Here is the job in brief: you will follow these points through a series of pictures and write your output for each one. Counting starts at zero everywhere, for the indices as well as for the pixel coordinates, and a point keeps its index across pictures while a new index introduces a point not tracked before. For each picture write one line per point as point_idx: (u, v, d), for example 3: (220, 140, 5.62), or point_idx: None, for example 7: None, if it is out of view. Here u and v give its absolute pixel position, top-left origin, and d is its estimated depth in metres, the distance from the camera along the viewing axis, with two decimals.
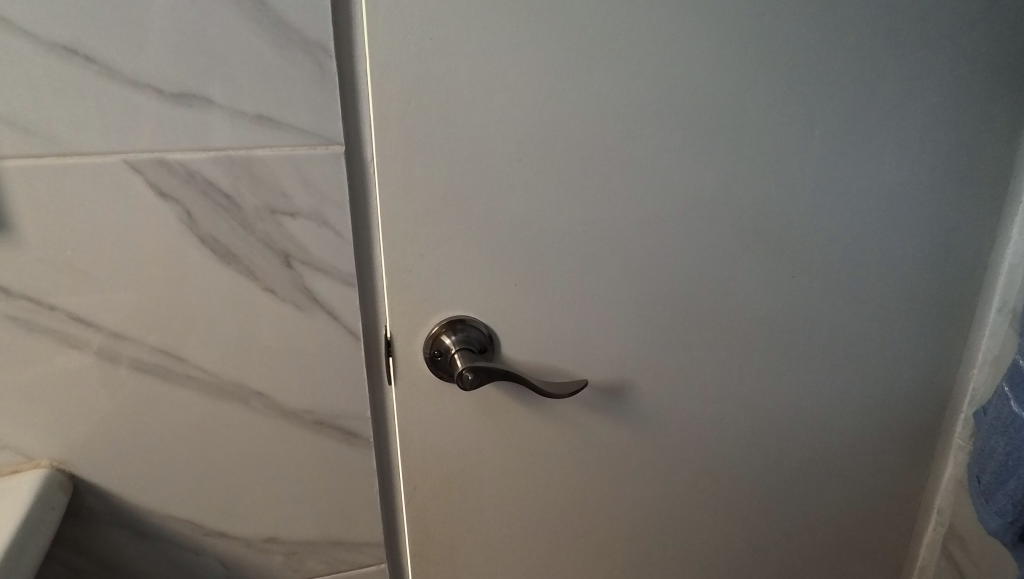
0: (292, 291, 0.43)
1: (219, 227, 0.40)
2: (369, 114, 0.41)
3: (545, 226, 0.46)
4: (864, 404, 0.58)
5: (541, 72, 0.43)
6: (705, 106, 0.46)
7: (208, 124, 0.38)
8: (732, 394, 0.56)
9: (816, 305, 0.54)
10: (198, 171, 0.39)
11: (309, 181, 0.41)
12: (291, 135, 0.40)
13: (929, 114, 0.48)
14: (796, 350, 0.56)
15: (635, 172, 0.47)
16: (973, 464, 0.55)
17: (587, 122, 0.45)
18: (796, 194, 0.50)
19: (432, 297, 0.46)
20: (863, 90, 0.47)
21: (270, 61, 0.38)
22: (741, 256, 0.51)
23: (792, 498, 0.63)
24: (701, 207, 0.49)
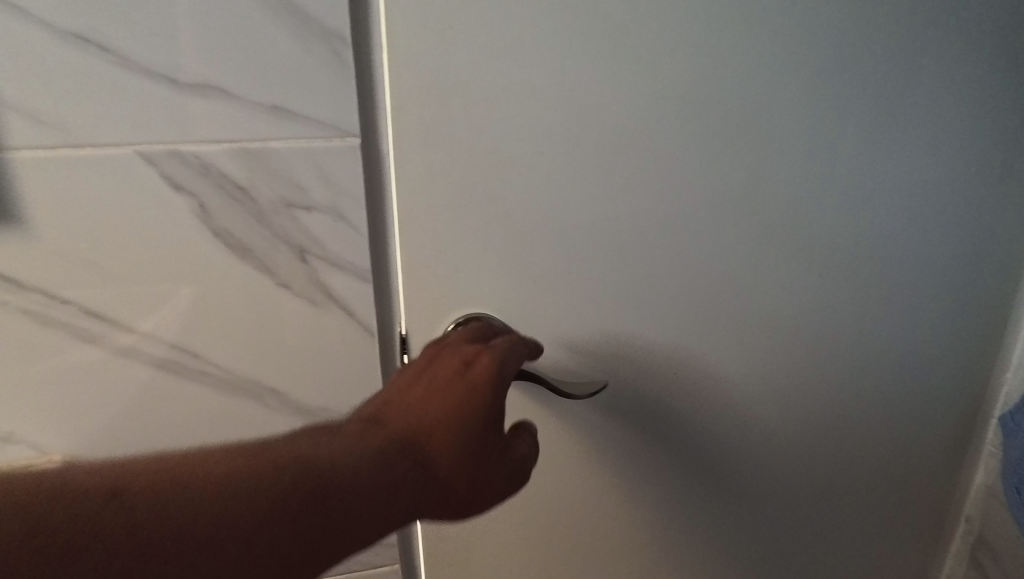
0: (307, 285, 0.45)
1: (234, 220, 0.42)
2: (387, 105, 0.42)
3: (561, 225, 0.46)
4: (893, 404, 0.57)
5: (560, 71, 0.42)
6: (731, 98, 0.44)
7: (226, 115, 0.40)
8: (754, 396, 0.56)
9: (846, 305, 0.52)
10: (213, 162, 0.41)
11: (324, 173, 0.42)
12: (308, 125, 0.41)
13: (967, 108, 0.46)
14: (825, 352, 0.54)
15: (655, 171, 0.46)
16: (1010, 471, 0.52)
17: (606, 115, 0.44)
18: (826, 191, 0.48)
19: (449, 295, 0.47)
20: (904, 81, 0.45)
21: (287, 50, 0.39)
22: (763, 255, 0.50)
23: (815, 503, 0.62)
24: (722, 207, 0.47)
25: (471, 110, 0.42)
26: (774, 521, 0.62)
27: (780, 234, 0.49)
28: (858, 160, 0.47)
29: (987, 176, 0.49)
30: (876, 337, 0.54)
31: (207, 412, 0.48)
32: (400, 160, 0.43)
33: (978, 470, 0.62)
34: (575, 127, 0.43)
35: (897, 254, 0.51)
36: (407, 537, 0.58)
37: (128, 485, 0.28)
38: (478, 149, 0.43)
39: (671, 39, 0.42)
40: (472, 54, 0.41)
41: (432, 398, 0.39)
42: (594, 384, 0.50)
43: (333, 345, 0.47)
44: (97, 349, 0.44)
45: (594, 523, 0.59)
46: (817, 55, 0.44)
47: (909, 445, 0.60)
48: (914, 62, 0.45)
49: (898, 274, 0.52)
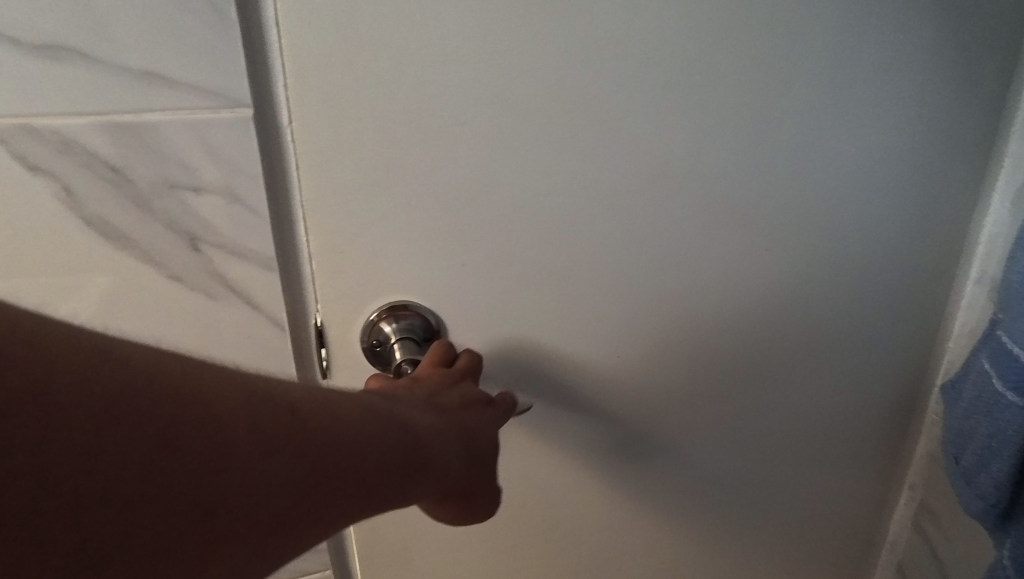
0: (203, 276, 0.40)
1: (110, 206, 0.37)
2: (282, 72, 0.36)
3: (487, 203, 0.42)
4: (838, 381, 0.56)
5: (481, 29, 0.37)
6: (668, 61, 0.41)
7: (88, 83, 0.34)
8: (698, 378, 0.54)
9: (791, 282, 0.51)
10: (77, 140, 0.35)
11: (213, 150, 0.37)
12: (189, 95, 0.35)
13: (914, 72, 0.44)
14: (769, 330, 0.53)
15: (588, 141, 0.42)
16: (951, 444, 0.52)
17: (532, 82, 0.39)
18: (769, 162, 0.45)
19: (368, 281, 0.43)
20: (852, 42, 0.42)
21: (156, 5, 0.33)
22: (706, 231, 0.47)
23: (763, 484, 0.61)
24: (661, 180, 0.44)
25: (381, 76, 0.37)
26: (723, 503, 0.61)
27: (722, 208, 0.46)
28: (802, 128, 0.45)
29: (933, 143, 0.47)
30: (820, 312, 0.53)
31: None
32: (302, 134, 0.38)
33: (920, 442, 0.62)
34: (500, 92, 0.39)
35: (841, 229, 0.49)
36: (339, 542, 0.54)
37: (240, 399, 0.24)
38: (391, 120, 0.38)
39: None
40: (379, 11, 0.36)
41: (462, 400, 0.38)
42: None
43: (239, 341, 0.43)
44: None
45: (539, 516, 0.57)
46: (760, 13, 0.40)
47: (853, 420, 0.59)
48: (867, 21, 0.42)
49: (843, 247, 0.50)
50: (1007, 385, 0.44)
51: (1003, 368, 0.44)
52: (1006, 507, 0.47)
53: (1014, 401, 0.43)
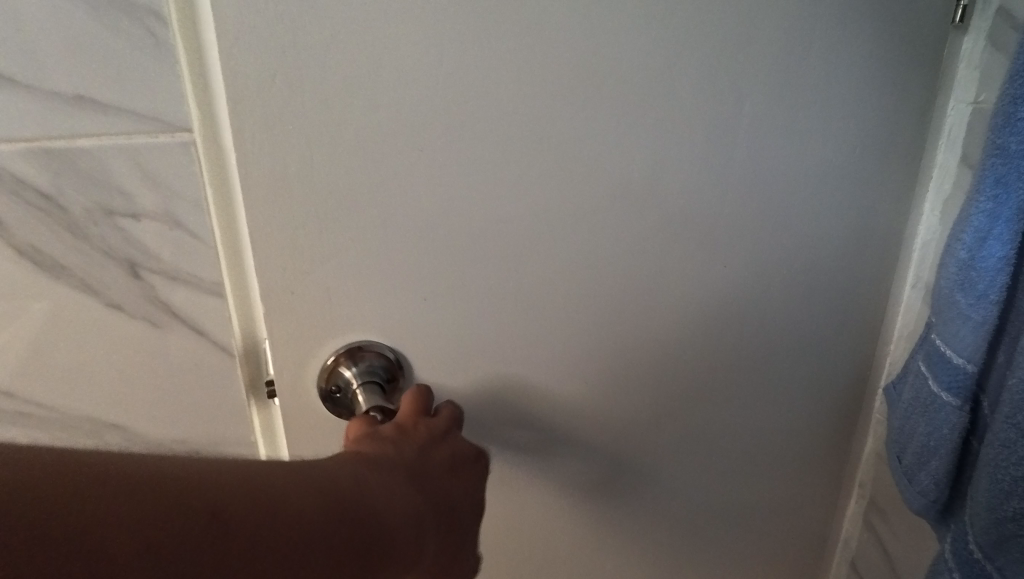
0: (144, 305, 0.39)
1: (43, 235, 0.36)
2: (223, 96, 0.36)
3: (446, 228, 0.42)
4: (792, 389, 0.58)
5: (430, 52, 0.37)
6: (618, 87, 0.41)
7: (17, 109, 0.33)
8: (659, 392, 0.55)
9: (743, 296, 0.52)
10: (8, 168, 0.34)
11: (152, 175, 0.36)
12: (126, 120, 0.35)
13: (848, 94, 0.46)
14: (725, 342, 0.54)
15: (541, 161, 0.42)
16: (892, 443, 0.54)
17: (485, 108, 0.40)
18: (717, 181, 0.47)
19: (324, 322, 0.42)
20: (789, 66, 0.44)
21: (87, 30, 0.33)
22: (662, 249, 0.48)
23: (726, 491, 0.62)
24: (616, 202, 0.45)
25: (330, 103, 0.37)
26: (688, 511, 0.63)
27: (676, 227, 0.48)
28: (747, 147, 0.46)
29: (869, 157, 0.49)
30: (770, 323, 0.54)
31: None
32: (247, 165, 0.37)
33: (867, 443, 0.64)
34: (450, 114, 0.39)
35: (789, 243, 0.51)
36: None
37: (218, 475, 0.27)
38: (342, 145, 0.38)
39: (551, 16, 0.38)
40: (324, 34, 0.35)
41: (441, 457, 0.41)
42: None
43: (186, 371, 0.41)
44: None
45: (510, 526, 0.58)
46: (703, 39, 0.42)
47: (804, 423, 0.61)
48: (802, 44, 0.43)
49: (789, 259, 0.52)
50: (941, 386, 0.46)
51: (936, 370, 0.46)
52: (944, 501, 0.50)
53: (950, 402, 0.45)
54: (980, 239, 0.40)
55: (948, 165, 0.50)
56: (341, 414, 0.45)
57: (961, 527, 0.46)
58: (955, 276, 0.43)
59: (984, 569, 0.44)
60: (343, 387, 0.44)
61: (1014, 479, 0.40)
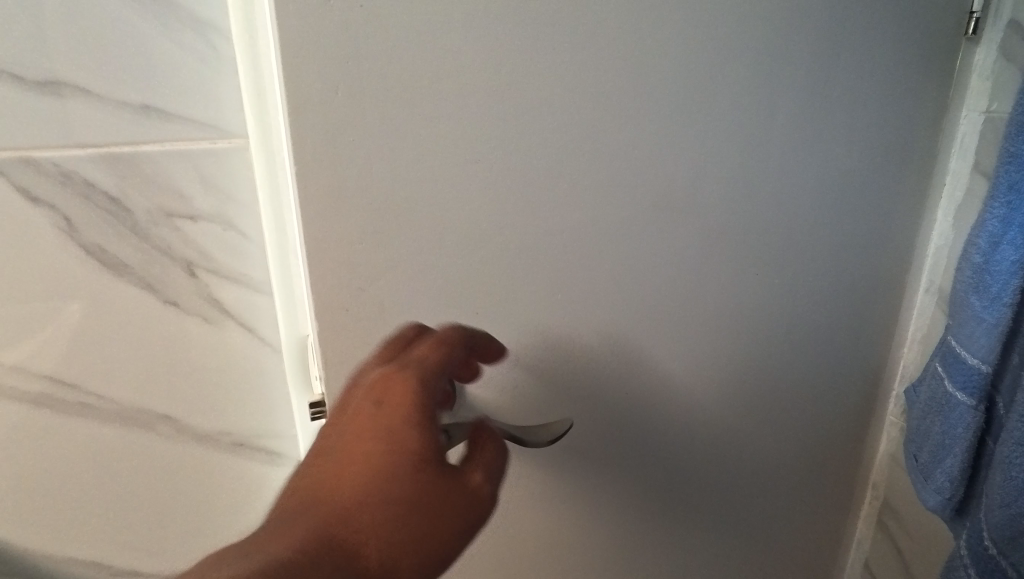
0: (198, 302, 0.41)
1: (106, 234, 0.38)
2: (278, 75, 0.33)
3: (506, 240, 0.39)
4: (829, 398, 0.57)
5: (486, 64, 0.34)
6: (684, 93, 0.39)
7: (88, 117, 0.35)
8: (713, 409, 0.52)
9: (794, 308, 0.50)
10: (76, 171, 0.36)
11: (209, 180, 0.38)
12: (186, 127, 0.37)
13: (888, 101, 0.46)
14: (776, 355, 0.52)
15: (600, 172, 0.39)
16: (909, 443, 0.55)
17: (549, 116, 0.36)
18: (772, 189, 0.45)
19: (372, 342, 0.38)
20: (842, 73, 0.43)
21: (157, 46, 0.35)
22: (721, 260, 0.45)
23: (769, 507, 0.60)
24: (677, 213, 0.42)
25: (389, 110, 0.33)
26: (737, 532, 0.59)
27: (734, 238, 0.45)
28: (800, 155, 0.44)
29: (901, 168, 0.49)
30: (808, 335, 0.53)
31: (91, 449, 0.42)
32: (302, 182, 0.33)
33: (882, 444, 0.65)
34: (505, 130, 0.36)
35: (834, 250, 0.50)
36: None
37: None
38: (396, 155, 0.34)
39: (613, 28, 0.36)
40: (388, 42, 0.32)
41: (369, 435, 0.31)
42: (559, 426, 0.42)
43: (234, 366, 0.43)
44: None
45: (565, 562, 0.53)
46: (764, 44, 0.40)
47: (834, 430, 0.61)
48: (850, 52, 0.42)
49: (834, 268, 0.50)
50: (956, 386, 0.48)
51: (952, 370, 0.48)
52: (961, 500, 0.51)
53: (964, 401, 0.47)
54: (992, 243, 0.42)
55: (960, 173, 0.51)
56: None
57: (976, 523, 0.46)
58: (970, 280, 0.44)
59: (1000, 564, 0.44)
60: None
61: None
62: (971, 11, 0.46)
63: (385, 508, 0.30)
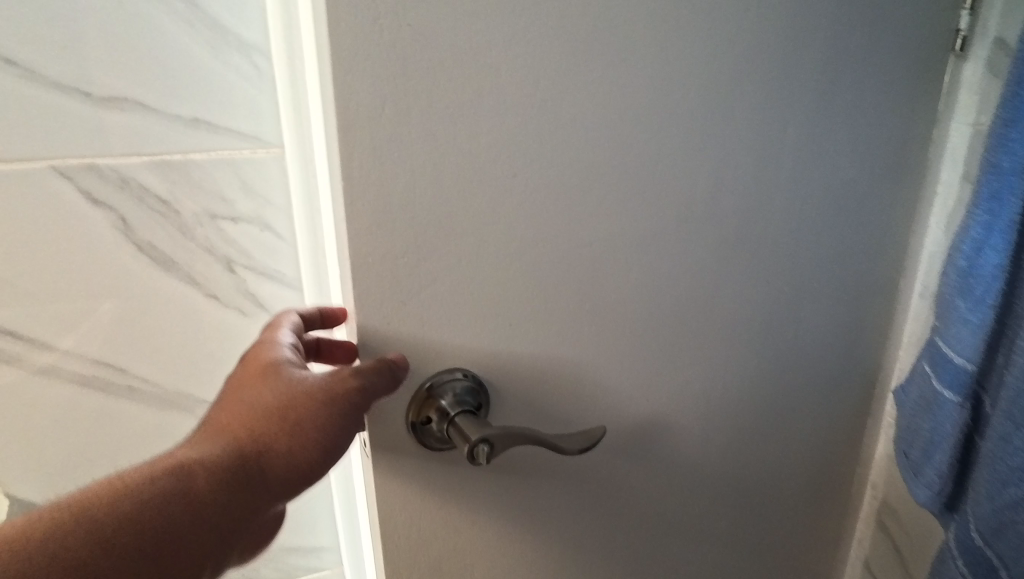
0: (236, 295, 0.45)
1: (157, 232, 0.42)
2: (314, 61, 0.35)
3: (554, 264, 0.35)
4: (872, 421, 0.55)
5: (536, 81, 0.31)
6: (741, 115, 0.37)
7: (145, 129, 0.40)
8: (760, 437, 0.49)
9: (843, 332, 0.48)
10: (132, 176, 0.40)
11: (249, 184, 0.43)
12: (230, 138, 0.41)
13: (941, 121, 0.44)
14: (823, 380, 0.50)
15: (656, 192, 0.36)
16: (901, 438, 0.49)
17: (602, 137, 0.34)
18: (828, 213, 0.43)
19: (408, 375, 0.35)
20: (897, 94, 0.41)
21: (206, 66, 0.40)
22: (774, 285, 0.43)
23: (805, 528, 0.59)
24: (731, 238, 0.40)
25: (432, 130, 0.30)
26: (773, 556, 0.58)
27: (787, 263, 0.43)
28: (854, 176, 0.43)
29: None
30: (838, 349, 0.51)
31: (139, 429, 0.46)
32: (349, 191, 0.30)
33: None
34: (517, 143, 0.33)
35: (886, 273, 0.48)
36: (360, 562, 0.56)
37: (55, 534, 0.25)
38: (440, 168, 0.31)
39: (668, 47, 0.33)
40: (438, 54, 0.29)
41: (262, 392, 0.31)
42: (595, 431, 0.37)
43: None
44: (15, 370, 0.42)
45: None
46: (824, 65, 0.38)
47: (878, 455, 0.58)
48: (903, 72, 0.41)
49: (885, 291, 0.49)
50: (941, 383, 0.43)
51: (938, 367, 0.43)
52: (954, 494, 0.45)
53: (951, 398, 0.42)
54: (987, 221, 0.37)
55: (952, 182, 0.45)
56: (441, 450, 0.37)
57: (965, 515, 0.41)
58: (956, 283, 0.40)
59: (987, 558, 0.39)
60: (431, 420, 0.35)
61: (1013, 470, 0.36)
62: (957, 27, 0.41)
63: (282, 430, 0.30)
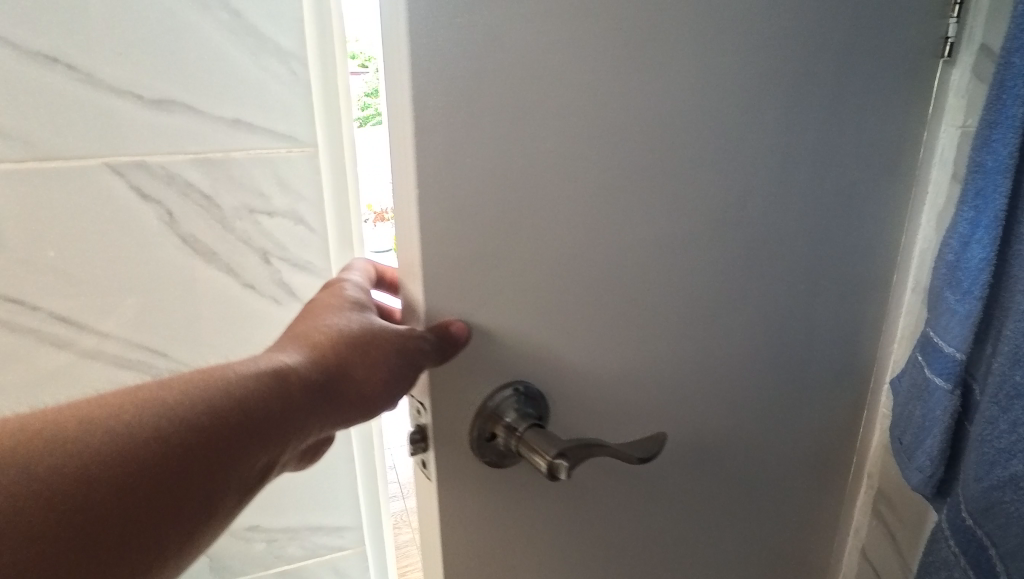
0: (271, 285, 0.48)
1: (199, 225, 0.45)
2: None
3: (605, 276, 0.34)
4: (874, 409, 0.58)
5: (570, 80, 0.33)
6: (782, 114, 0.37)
7: (191, 129, 0.43)
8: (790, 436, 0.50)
9: (852, 323, 0.50)
10: (178, 173, 0.44)
11: (284, 181, 0.46)
12: (270, 138, 0.45)
13: (933, 123, 0.47)
14: (836, 372, 0.52)
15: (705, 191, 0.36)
16: (894, 427, 0.50)
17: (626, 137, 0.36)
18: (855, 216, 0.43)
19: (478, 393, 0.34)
20: (902, 95, 0.44)
21: (248, 72, 0.43)
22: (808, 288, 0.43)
23: (812, 513, 0.61)
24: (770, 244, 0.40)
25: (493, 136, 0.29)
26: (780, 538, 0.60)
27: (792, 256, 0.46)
28: (870, 175, 0.44)
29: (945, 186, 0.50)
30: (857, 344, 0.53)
31: None
32: None
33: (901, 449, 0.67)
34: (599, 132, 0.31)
35: (884, 265, 0.51)
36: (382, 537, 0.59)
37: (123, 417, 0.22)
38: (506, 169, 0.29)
39: None
40: None
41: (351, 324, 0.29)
42: (654, 440, 0.33)
43: None
44: (65, 352, 0.45)
45: None
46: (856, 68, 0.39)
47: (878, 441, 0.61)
48: (909, 76, 0.43)
49: (883, 282, 0.51)
50: (931, 370, 0.44)
51: (931, 357, 0.44)
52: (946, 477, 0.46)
53: (941, 386, 0.43)
54: (974, 216, 0.39)
55: (941, 181, 0.48)
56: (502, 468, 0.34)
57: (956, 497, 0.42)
58: (944, 274, 0.42)
59: (979, 536, 0.40)
60: (500, 439, 0.33)
61: (1001, 451, 0.38)
62: (945, 35, 0.44)
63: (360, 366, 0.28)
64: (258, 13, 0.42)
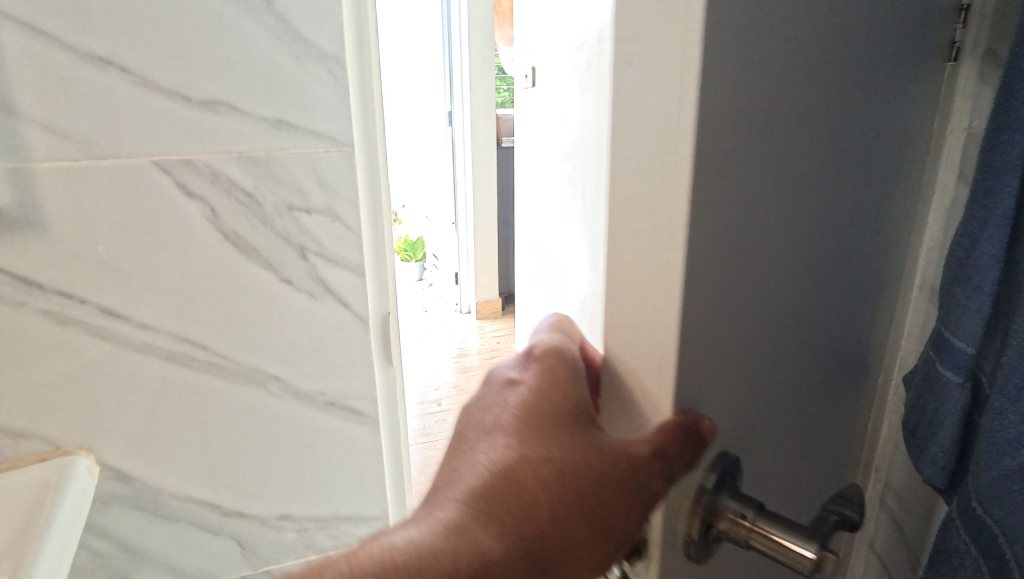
0: (307, 280, 0.50)
1: (240, 221, 0.47)
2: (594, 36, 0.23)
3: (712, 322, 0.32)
4: (892, 403, 0.59)
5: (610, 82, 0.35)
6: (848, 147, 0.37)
7: (234, 130, 0.45)
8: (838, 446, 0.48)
9: (876, 320, 0.51)
10: (222, 171, 0.45)
11: (322, 180, 0.48)
12: (309, 138, 0.46)
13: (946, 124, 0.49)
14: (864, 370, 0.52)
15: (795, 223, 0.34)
16: (908, 420, 0.51)
17: None
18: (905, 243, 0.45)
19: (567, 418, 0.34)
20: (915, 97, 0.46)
21: (291, 74, 0.45)
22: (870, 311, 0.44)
23: None
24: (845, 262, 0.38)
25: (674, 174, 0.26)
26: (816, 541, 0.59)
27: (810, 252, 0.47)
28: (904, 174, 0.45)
29: None
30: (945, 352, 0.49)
31: (216, 404, 0.51)
32: None
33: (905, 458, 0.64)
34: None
35: (900, 261, 0.52)
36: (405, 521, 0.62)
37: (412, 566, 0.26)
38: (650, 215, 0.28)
39: None
40: None
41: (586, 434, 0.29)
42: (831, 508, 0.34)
43: (332, 336, 0.52)
44: (110, 344, 0.47)
45: None
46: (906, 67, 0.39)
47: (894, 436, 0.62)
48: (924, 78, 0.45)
49: (899, 278, 0.53)
50: (945, 364, 0.45)
51: (945, 352, 0.45)
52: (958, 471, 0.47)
53: (954, 379, 0.44)
54: (983, 216, 0.40)
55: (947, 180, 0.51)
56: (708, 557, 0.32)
57: (968, 489, 0.43)
58: (956, 271, 0.43)
59: (988, 526, 0.41)
60: (720, 530, 0.31)
61: (1009, 442, 0.39)
62: (951, 39, 0.47)
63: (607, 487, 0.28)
64: (301, 18, 0.44)
